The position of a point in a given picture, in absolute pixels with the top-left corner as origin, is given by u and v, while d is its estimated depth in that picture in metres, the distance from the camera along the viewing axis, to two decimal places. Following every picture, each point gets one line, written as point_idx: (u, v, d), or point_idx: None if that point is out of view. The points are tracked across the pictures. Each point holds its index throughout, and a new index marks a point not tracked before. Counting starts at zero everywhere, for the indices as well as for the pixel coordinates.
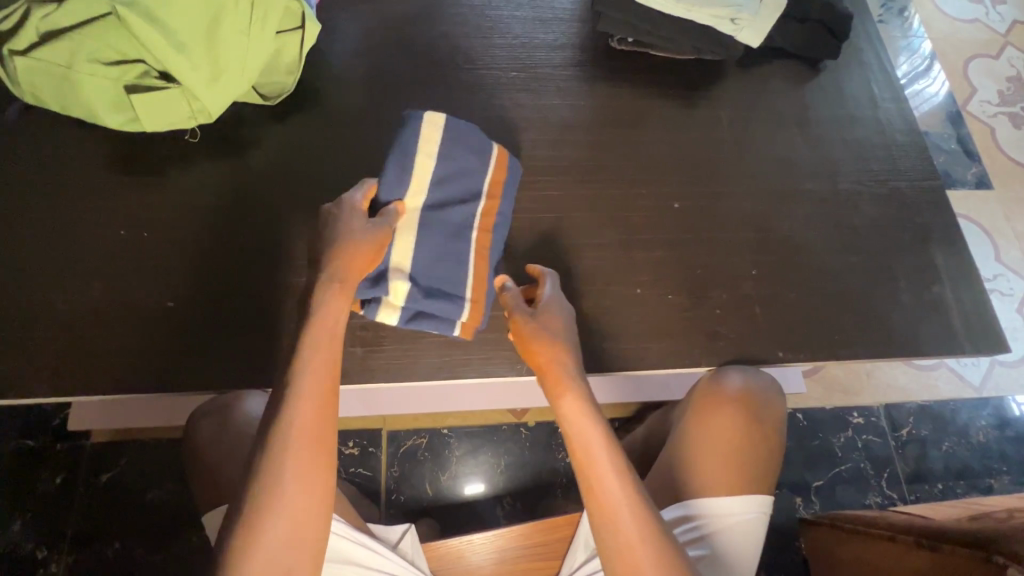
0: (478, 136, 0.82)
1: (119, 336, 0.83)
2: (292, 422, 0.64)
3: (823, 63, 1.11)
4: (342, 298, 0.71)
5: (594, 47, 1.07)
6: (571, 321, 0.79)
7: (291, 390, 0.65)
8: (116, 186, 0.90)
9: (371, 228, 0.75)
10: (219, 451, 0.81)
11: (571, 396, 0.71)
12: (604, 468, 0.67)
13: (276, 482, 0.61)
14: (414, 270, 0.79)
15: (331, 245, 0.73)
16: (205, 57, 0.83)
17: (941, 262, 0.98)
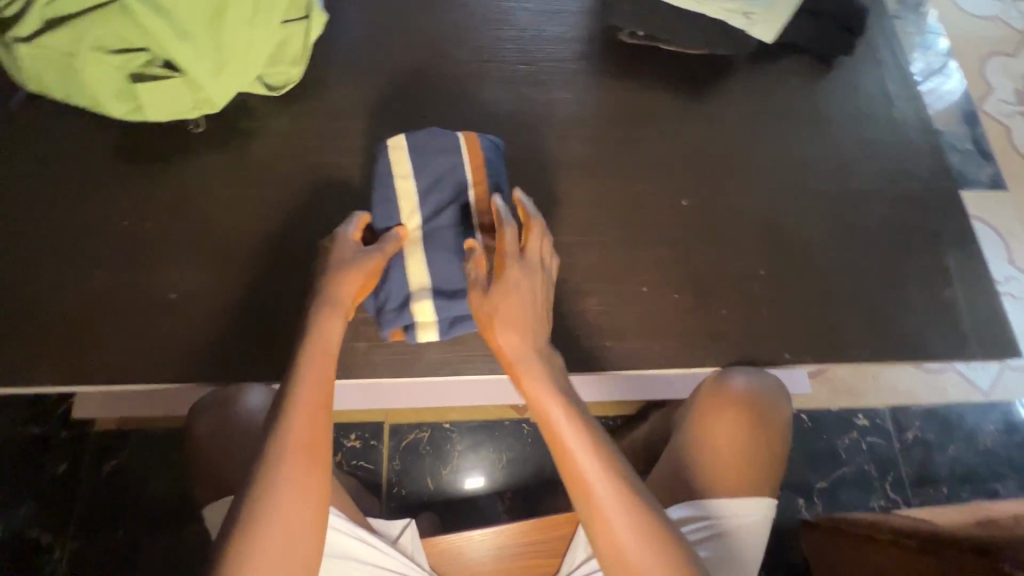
0: (447, 136, 0.82)
1: (121, 326, 0.83)
2: (285, 434, 0.64)
3: (837, 59, 1.09)
4: (334, 319, 0.72)
5: (604, 40, 1.05)
6: (533, 288, 0.76)
7: (284, 404, 0.66)
8: (120, 175, 0.90)
9: (361, 255, 0.75)
10: (219, 445, 0.82)
11: (532, 379, 0.72)
12: (573, 445, 0.68)
13: (268, 495, 0.61)
14: (434, 283, 0.79)
15: (323, 276, 0.75)
16: (209, 46, 0.82)
17: (953, 264, 0.97)
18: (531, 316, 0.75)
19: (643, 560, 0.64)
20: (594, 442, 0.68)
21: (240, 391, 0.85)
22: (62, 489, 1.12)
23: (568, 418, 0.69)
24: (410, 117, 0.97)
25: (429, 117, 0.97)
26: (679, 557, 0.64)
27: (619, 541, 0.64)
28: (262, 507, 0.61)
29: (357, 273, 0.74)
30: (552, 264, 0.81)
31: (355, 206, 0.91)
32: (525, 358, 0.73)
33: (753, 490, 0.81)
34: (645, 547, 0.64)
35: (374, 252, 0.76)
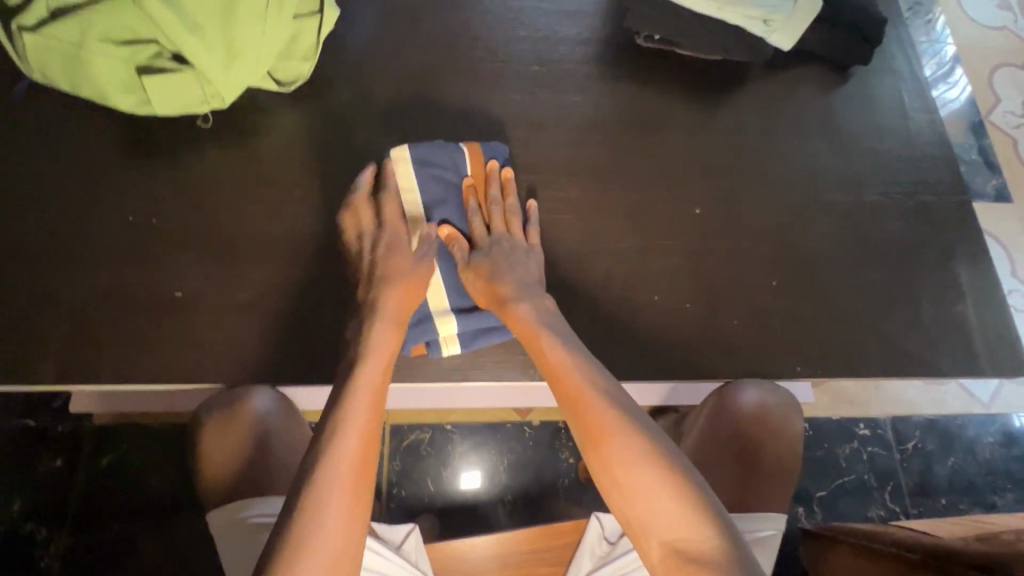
0: (446, 151, 0.83)
1: (124, 324, 0.82)
2: (333, 456, 0.62)
3: (852, 68, 1.08)
4: (392, 332, 0.74)
5: (618, 43, 1.04)
6: (509, 252, 0.81)
7: (328, 428, 0.64)
8: (125, 169, 0.88)
9: (415, 265, 0.79)
10: (227, 448, 0.79)
11: (520, 314, 0.76)
12: (568, 377, 0.69)
13: (312, 520, 0.57)
14: (451, 300, 0.83)
15: (387, 272, 0.77)
16: (219, 38, 0.80)
17: (965, 279, 0.96)
18: (507, 269, 0.79)
19: (637, 477, 0.60)
20: (582, 365, 0.70)
21: (249, 396, 0.81)
22: (60, 482, 1.11)
23: (555, 345, 0.72)
24: (422, 117, 0.95)
25: (441, 117, 0.95)
26: (675, 475, 0.60)
27: (609, 456, 0.62)
28: (302, 531, 0.56)
29: (412, 284, 0.78)
30: (534, 233, 0.85)
31: None
32: (514, 297, 0.77)
33: (764, 505, 0.80)
34: (640, 463, 0.61)
35: (422, 262, 0.79)
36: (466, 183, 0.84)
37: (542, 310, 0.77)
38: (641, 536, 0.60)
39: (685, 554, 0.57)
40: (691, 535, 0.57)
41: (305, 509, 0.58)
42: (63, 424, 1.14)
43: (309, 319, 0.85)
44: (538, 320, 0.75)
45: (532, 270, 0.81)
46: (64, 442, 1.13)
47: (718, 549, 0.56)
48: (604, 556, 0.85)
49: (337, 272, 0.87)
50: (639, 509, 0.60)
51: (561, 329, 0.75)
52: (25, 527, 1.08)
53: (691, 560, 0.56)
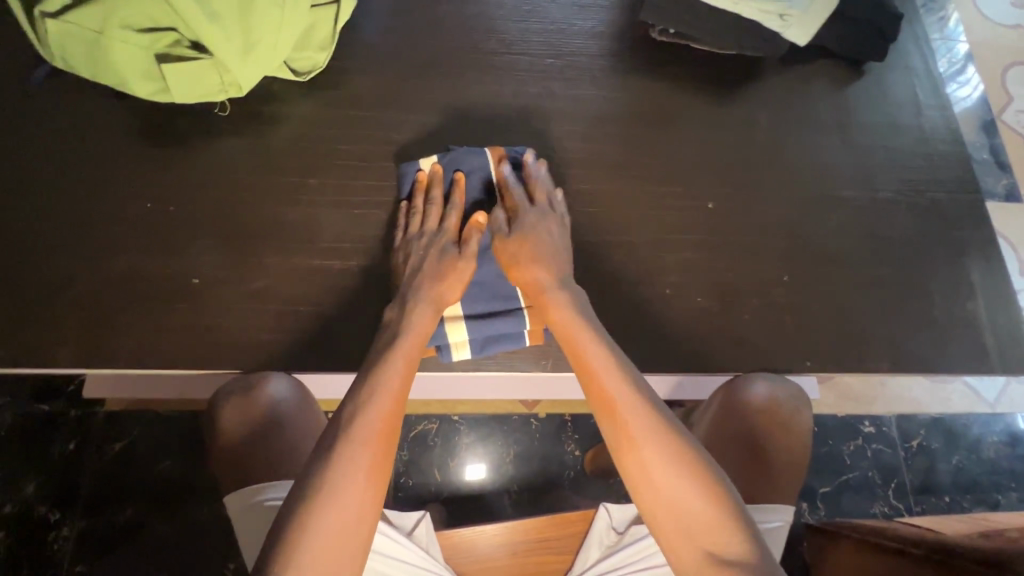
0: (475, 158, 0.87)
1: (140, 310, 0.83)
2: (342, 462, 0.61)
3: (867, 65, 1.08)
4: (428, 320, 0.77)
5: (633, 36, 1.04)
6: (546, 231, 0.82)
7: (342, 432, 0.64)
8: (142, 156, 0.88)
9: (459, 260, 0.80)
10: (244, 433, 0.80)
11: (558, 305, 0.76)
12: (604, 373, 0.69)
13: (308, 530, 0.57)
14: (465, 307, 0.84)
15: (430, 271, 0.79)
16: (238, 27, 0.80)
17: (975, 277, 0.96)
18: (546, 246, 0.81)
19: (675, 482, 0.61)
20: (622, 366, 0.69)
21: (264, 380, 0.80)
22: (72, 465, 1.13)
23: (597, 344, 0.72)
24: (436, 109, 0.96)
25: (456, 109, 0.96)
26: (709, 480, 0.61)
27: (644, 455, 0.63)
28: (315, 524, 0.57)
29: (455, 279, 0.80)
30: (566, 220, 0.87)
31: (379, 199, 0.90)
32: (552, 294, 0.77)
33: (771, 498, 0.81)
34: (674, 464, 0.62)
35: (467, 258, 0.81)
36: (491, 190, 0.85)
37: (574, 303, 0.77)
38: (668, 536, 0.61)
39: (715, 557, 0.58)
40: (725, 542, 0.58)
41: (304, 518, 0.57)
42: (76, 410, 1.15)
43: (324, 308, 0.86)
44: (577, 317, 0.75)
45: (564, 255, 0.82)
46: (77, 426, 1.15)
47: (749, 557, 0.57)
48: (612, 545, 0.86)
49: (353, 263, 0.88)
50: (671, 512, 0.61)
51: (593, 323, 0.75)
52: (38, 510, 1.10)
53: (721, 564, 0.57)
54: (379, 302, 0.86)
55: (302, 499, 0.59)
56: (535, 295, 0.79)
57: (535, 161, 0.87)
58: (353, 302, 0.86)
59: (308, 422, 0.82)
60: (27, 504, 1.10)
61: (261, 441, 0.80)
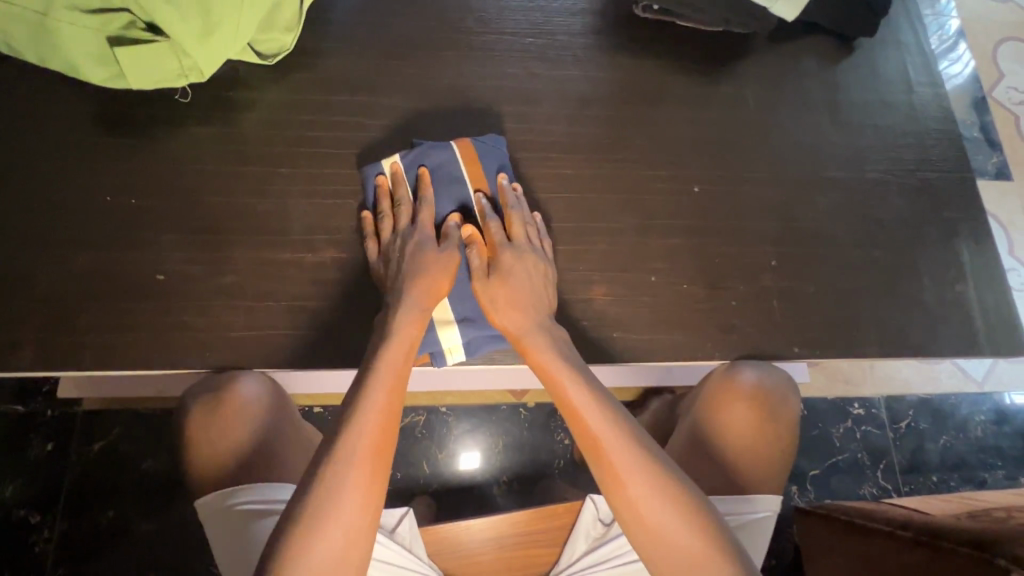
0: (444, 153, 0.83)
1: (105, 308, 0.79)
2: (329, 488, 0.58)
3: (857, 41, 1.05)
4: (416, 323, 0.73)
5: (616, 14, 1.00)
6: (527, 272, 0.77)
7: (325, 458, 0.61)
8: (102, 147, 0.84)
9: (443, 257, 0.76)
10: (211, 435, 0.77)
11: (536, 347, 0.72)
12: (593, 423, 0.65)
13: (312, 527, 0.56)
14: (455, 309, 0.81)
15: (411, 269, 0.76)
16: (195, 9, 0.75)
17: (966, 258, 0.95)
18: (527, 289, 0.76)
19: (672, 531, 0.59)
20: (603, 407, 0.66)
21: (236, 378, 0.78)
22: (50, 470, 1.10)
23: (577, 386, 0.68)
24: (412, 92, 0.92)
25: (432, 93, 0.92)
26: (706, 526, 0.59)
27: (640, 505, 0.60)
28: (320, 513, 0.57)
29: (440, 273, 0.76)
30: (548, 243, 0.82)
31: (353, 188, 0.87)
32: (528, 336, 0.73)
33: (757, 485, 0.78)
34: (671, 515, 0.60)
35: (448, 247, 0.77)
36: (468, 234, 0.79)
37: (553, 339, 0.73)
38: None
39: None
40: None
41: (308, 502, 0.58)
42: (53, 410, 1.12)
43: (300, 303, 0.83)
44: (556, 355, 0.72)
45: (547, 293, 0.78)
46: (55, 427, 1.12)
47: None
48: (599, 537, 0.84)
49: (326, 256, 0.84)
50: (668, 556, 0.59)
51: (580, 365, 0.71)
52: (17, 513, 1.07)
53: None
54: (356, 295, 0.83)
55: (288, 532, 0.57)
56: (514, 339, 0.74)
57: (508, 183, 0.82)
58: (329, 297, 0.83)
59: (282, 417, 0.80)
60: (6, 507, 1.07)
61: (230, 443, 0.76)
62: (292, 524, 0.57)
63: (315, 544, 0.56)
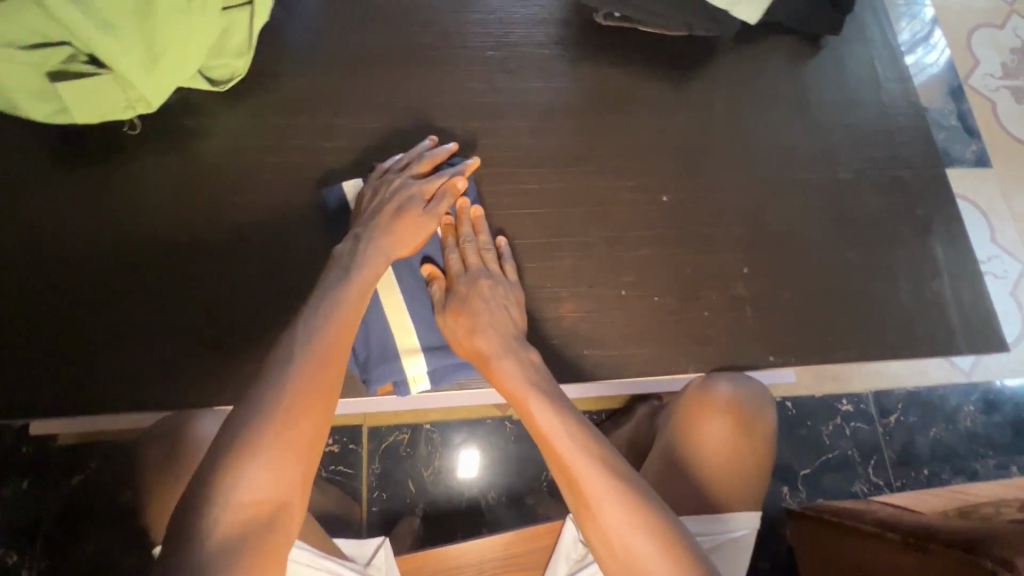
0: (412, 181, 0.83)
1: (56, 348, 0.77)
2: (282, 394, 0.57)
3: (824, 39, 1.04)
4: (383, 255, 0.73)
5: (579, 21, 0.98)
6: (484, 299, 0.76)
7: (282, 358, 0.60)
8: (50, 184, 0.82)
9: (424, 217, 0.77)
10: (163, 475, 0.71)
11: (503, 370, 0.70)
12: (561, 445, 0.62)
13: (261, 423, 0.55)
14: (420, 338, 0.80)
15: (394, 213, 0.76)
16: (140, 41, 0.73)
17: (941, 254, 0.94)
18: (485, 315, 0.75)
19: (637, 548, 0.58)
20: (572, 428, 0.64)
21: (192, 418, 0.74)
22: (25, 509, 1.07)
23: (546, 407, 0.66)
24: (371, 112, 0.90)
25: (392, 112, 0.90)
26: (677, 547, 0.58)
27: (609, 529, 0.59)
28: (265, 406, 0.56)
29: (416, 228, 0.76)
30: (511, 267, 0.81)
31: (313, 214, 0.85)
32: (496, 358, 0.71)
33: (732, 500, 0.76)
34: (641, 538, 0.58)
35: (432, 215, 0.77)
36: (430, 269, 0.80)
37: (520, 360, 0.71)
38: None
39: None
40: None
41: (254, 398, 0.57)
42: (27, 448, 1.10)
43: (262, 334, 0.80)
44: (524, 377, 0.69)
45: (513, 320, 0.76)
46: (31, 465, 1.09)
47: None
48: (580, 560, 0.82)
49: (288, 285, 0.82)
50: None
51: (550, 385, 0.69)
52: None
53: None
54: None
55: (233, 442, 0.54)
56: (482, 360, 0.73)
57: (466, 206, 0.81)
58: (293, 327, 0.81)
59: None
60: None
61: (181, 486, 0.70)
62: (238, 432, 0.55)
63: (259, 455, 0.54)
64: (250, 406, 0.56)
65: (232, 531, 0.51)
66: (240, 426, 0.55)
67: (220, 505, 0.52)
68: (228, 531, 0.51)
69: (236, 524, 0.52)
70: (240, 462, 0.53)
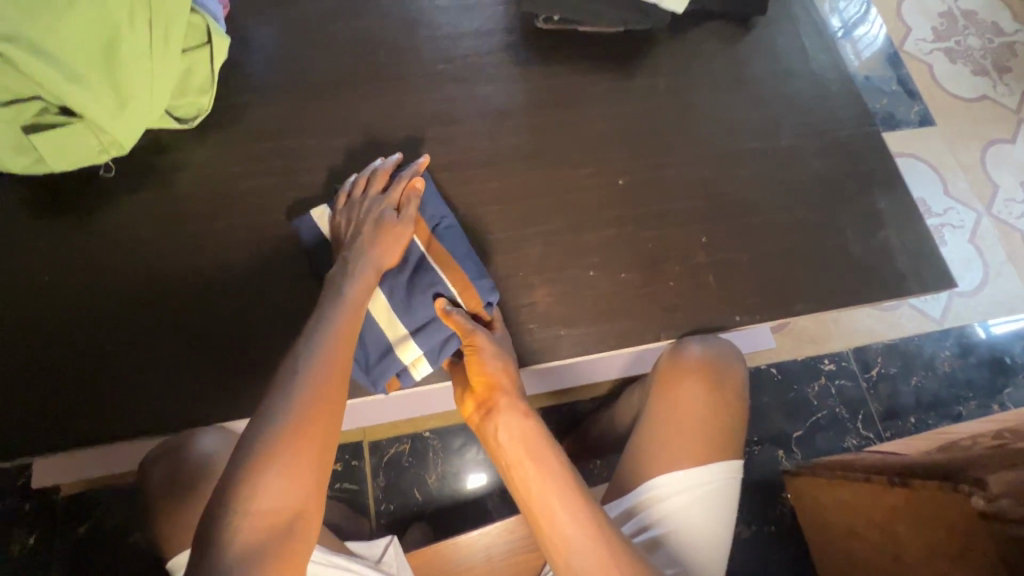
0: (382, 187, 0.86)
1: (55, 389, 0.79)
2: (292, 406, 0.60)
3: (753, 20, 1.11)
4: (372, 274, 0.77)
5: (522, 29, 1.05)
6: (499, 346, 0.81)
7: (288, 376, 0.63)
8: (34, 233, 0.85)
9: (397, 227, 0.81)
10: (170, 494, 0.77)
11: (509, 416, 0.74)
12: (559, 497, 0.68)
13: (272, 438, 0.58)
14: (404, 323, 0.81)
15: (369, 231, 0.80)
16: (106, 85, 0.78)
17: (884, 206, 1.00)
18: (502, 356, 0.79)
19: None
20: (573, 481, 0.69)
21: (193, 438, 0.80)
22: None
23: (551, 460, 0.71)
24: (334, 132, 0.94)
25: (355, 130, 0.95)
26: None
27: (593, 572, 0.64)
28: (274, 420, 0.59)
29: (394, 242, 0.80)
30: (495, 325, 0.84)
31: (288, 234, 0.89)
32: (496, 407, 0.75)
33: (712, 456, 0.80)
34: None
35: (406, 221, 0.82)
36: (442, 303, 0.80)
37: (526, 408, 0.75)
38: None
39: None
40: None
41: (263, 417, 0.59)
42: None
43: (251, 353, 0.83)
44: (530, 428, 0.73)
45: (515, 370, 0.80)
46: None
47: None
48: None
49: (273, 302, 0.86)
50: None
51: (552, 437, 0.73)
52: None
53: None
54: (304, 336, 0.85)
55: (246, 452, 0.57)
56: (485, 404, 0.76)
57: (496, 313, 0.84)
58: (283, 343, 0.84)
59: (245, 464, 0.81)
60: None
61: (190, 499, 0.76)
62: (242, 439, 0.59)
63: (276, 468, 0.57)
64: (256, 422, 0.59)
65: (255, 538, 0.54)
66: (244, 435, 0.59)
67: (241, 514, 0.55)
68: (251, 539, 0.54)
69: (256, 533, 0.55)
70: (253, 475, 0.56)
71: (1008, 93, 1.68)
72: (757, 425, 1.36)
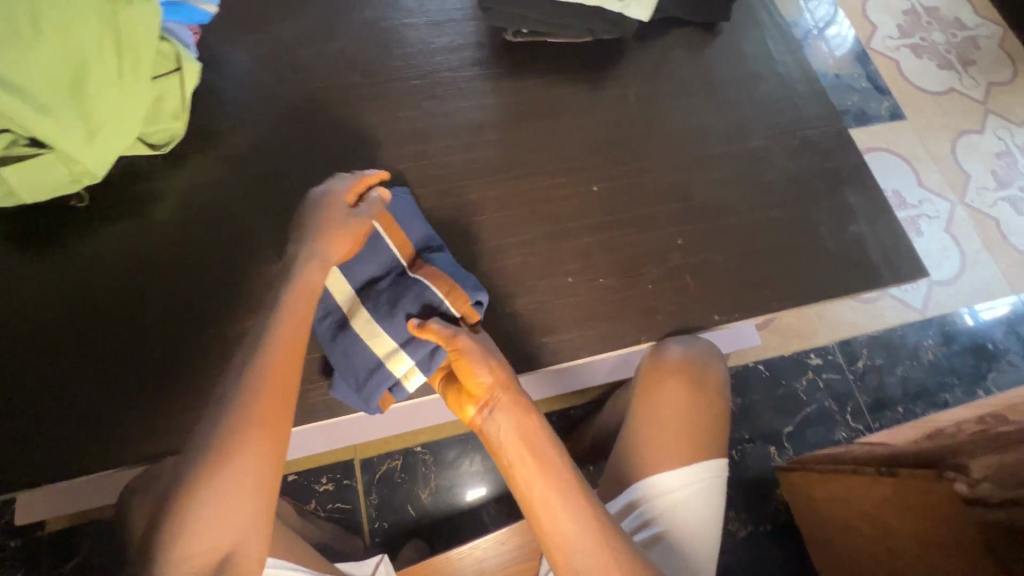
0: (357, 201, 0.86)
1: (30, 423, 0.78)
2: (225, 438, 0.59)
3: (719, 26, 1.13)
4: (319, 269, 0.75)
5: (492, 43, 1.06)
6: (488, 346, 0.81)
7: (226, 403, 0.62)
8: (6, 265, 0.84)
9: (351, 221, 0.79)
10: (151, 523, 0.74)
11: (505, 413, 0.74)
12: (561, 492, 0.68)
13: (205, 473, 0.58)
14: (392, 337, 0.80)
15: (319, 224, 0.77)
16: (76, 115, 0.78)
17: (855, 201, 1.02)
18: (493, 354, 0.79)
19: None
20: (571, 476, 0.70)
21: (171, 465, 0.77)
22: None
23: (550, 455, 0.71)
24: (310, 152, 0.95)
25: (331, 149, 0.95)
26: None
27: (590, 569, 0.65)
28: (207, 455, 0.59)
29: (346, 236, 0.78)
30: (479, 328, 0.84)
31: (267, 255, 0.89)
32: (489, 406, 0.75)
33: (698, 454, 0.81)
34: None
35: (364, 218, 0.80)
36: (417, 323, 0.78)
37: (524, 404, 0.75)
38: None
39: None
40: None
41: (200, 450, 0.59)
42: (15, 540, 1.08)
43: None
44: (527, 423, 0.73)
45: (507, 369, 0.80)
46: (21, 558, 1.07)
47: None
48: None
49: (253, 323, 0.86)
50: None
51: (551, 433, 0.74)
52: None
53: None
54: None
55: (185, 487, 0.58)
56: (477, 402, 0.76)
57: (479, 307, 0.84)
58: None
59: None
60: None
61: None
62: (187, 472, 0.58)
63: (208, 509, 0.57)
64: (206, 452, 0.59)
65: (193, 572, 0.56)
66: (204, 463, 0.58)
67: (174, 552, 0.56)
68: None
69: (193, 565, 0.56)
70: (188, 513, 0.57)
71: (973, 85, 1.72)
72: (748, 423, 1.37)
